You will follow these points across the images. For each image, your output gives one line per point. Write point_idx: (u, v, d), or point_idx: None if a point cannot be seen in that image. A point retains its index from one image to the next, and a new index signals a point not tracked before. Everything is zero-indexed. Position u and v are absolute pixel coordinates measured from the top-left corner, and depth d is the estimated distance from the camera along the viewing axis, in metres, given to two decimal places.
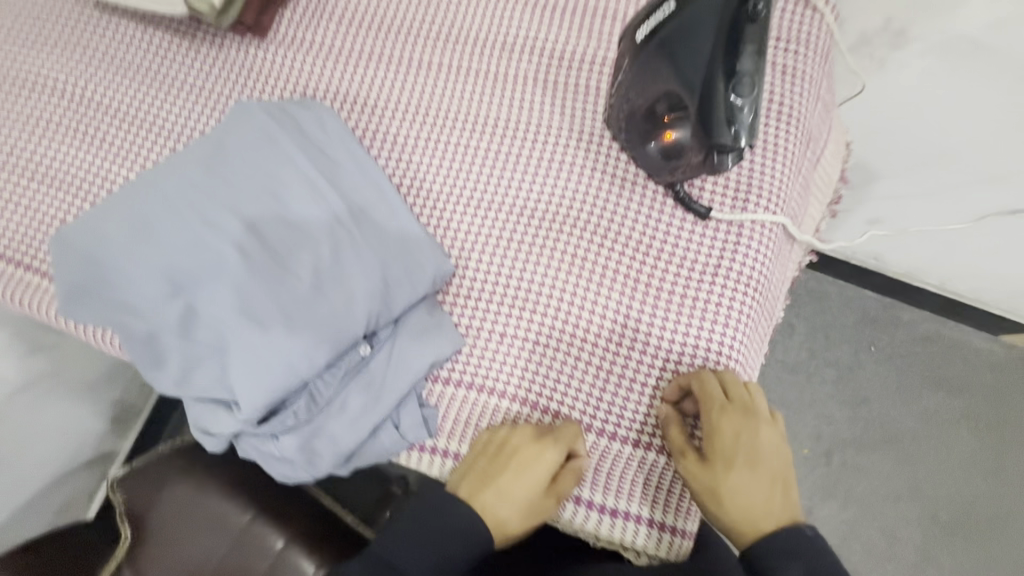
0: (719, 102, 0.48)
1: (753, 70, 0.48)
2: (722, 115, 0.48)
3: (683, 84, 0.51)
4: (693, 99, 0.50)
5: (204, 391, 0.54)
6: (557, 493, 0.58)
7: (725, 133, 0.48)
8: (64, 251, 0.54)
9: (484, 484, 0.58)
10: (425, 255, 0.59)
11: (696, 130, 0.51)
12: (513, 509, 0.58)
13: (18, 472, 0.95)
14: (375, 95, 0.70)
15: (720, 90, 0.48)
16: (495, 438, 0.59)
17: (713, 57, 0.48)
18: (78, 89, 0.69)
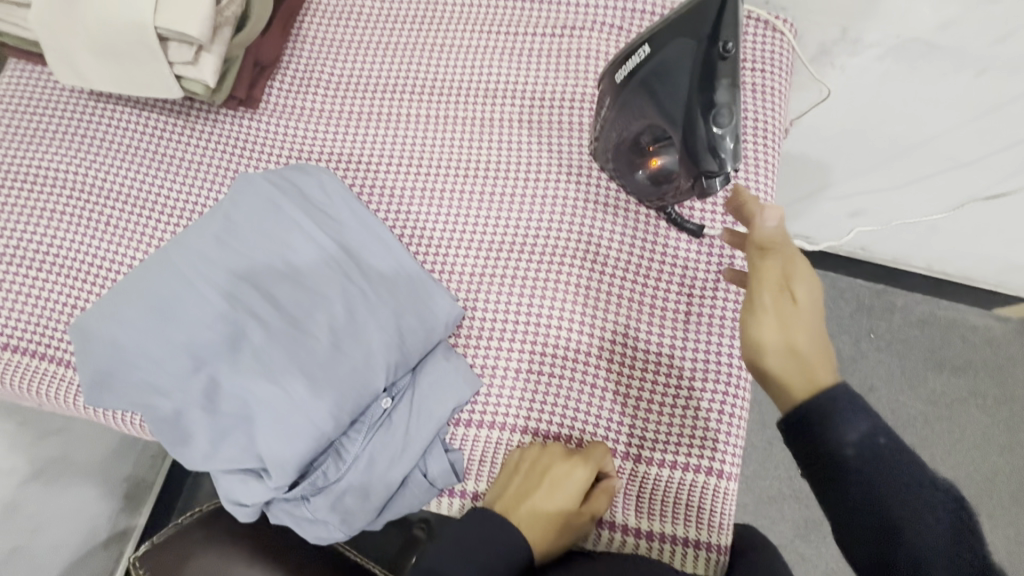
0: (702, 135, 0.51)
1: (730, 101, 0.50)
2: (706, 146, 0.51)
3: (665, 119, 0.54)
4: (677, 132, 0.53)
5: (232, 463, 0.54)
6: (591, 510, 0.58)
7: (710, 162, 0.51)
8: (84, 340, 0.55)
9: (519, 499, 0.57)
10: (436, 302, 0.61)
11: (683, 160, 0.54)
12: (547, 528, 0.57)
13: (31, 561, 0.93)
14: (369, 151, 0.72)
15: (701, 125, 0.51)
16: (526, 456, 0.59)
17: (690, 93, 0.51)
18: (79, 176, 0.71)
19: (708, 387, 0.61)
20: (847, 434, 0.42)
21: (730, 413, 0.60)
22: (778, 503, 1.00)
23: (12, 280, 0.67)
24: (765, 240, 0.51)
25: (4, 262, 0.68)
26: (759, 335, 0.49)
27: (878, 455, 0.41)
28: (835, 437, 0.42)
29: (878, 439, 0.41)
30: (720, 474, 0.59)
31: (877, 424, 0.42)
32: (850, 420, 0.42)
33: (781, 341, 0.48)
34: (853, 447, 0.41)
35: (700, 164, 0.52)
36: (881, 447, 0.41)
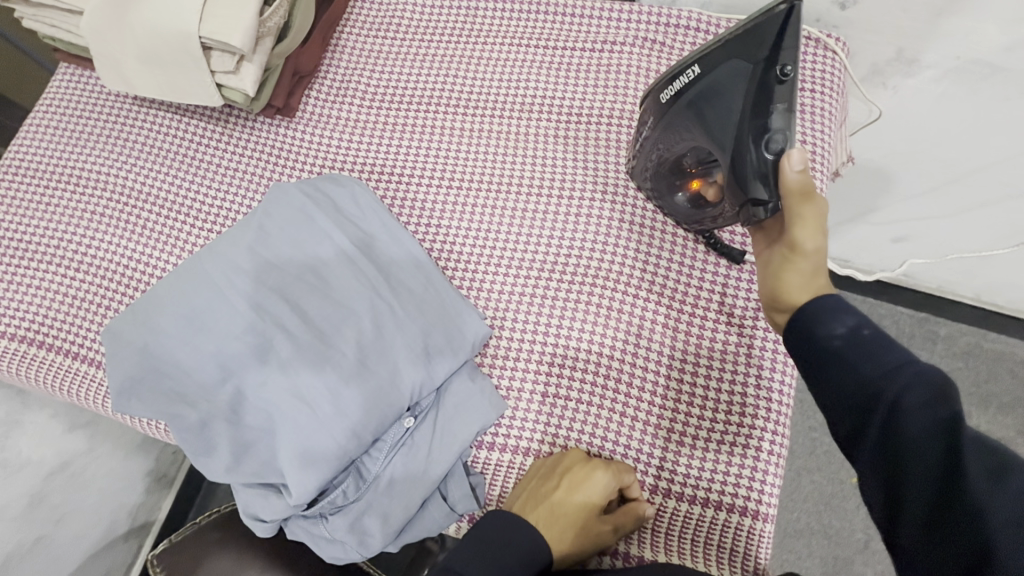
0: (753, 162, 0.48)
1: (785, 127, 0.48)
2: (758, 174, 0.48)
3: (716, 143, 0.51)
4: (727, 158, 0.50)
5: (254, 477, 0.54)
6: (614, 522, 0.55)
7: (761, 190, 0.49)
8: (116, 344, 0.55)
9: (537, 499, 0.55)
10: (465, 321, 0.59)
11: (731, 188, 0.51)
12: (564, 529, 0.54)
13: (53, 551, 0.94)
14: (401, 163, 0.72)
15: (752, 151, 0.48)
16: (548, 460, 0.58)
17: (743, 117, 0.49)
18: (119, 178, 0.73)
19: (745, 423, 0.58)
20: (832, 327, 0.41)
21: (768, 451, 0.57)
22: (807, 538, 0.95)
23: (49, 280, 0.69)
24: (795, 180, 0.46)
25: (44, 261, 0.70)
26: (783, 272, 0.48)
27: (865, 343, 0.40)
28: (821, 332, 0.42)
29: (863, 330, 0.40)
30: (756, 515, 0.56)
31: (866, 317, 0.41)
32: (835, 314, 0.42)
33: (807, 273, 0.47)
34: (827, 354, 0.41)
35: (751, 192, 0.49)
36: (867, 337, 0.40)
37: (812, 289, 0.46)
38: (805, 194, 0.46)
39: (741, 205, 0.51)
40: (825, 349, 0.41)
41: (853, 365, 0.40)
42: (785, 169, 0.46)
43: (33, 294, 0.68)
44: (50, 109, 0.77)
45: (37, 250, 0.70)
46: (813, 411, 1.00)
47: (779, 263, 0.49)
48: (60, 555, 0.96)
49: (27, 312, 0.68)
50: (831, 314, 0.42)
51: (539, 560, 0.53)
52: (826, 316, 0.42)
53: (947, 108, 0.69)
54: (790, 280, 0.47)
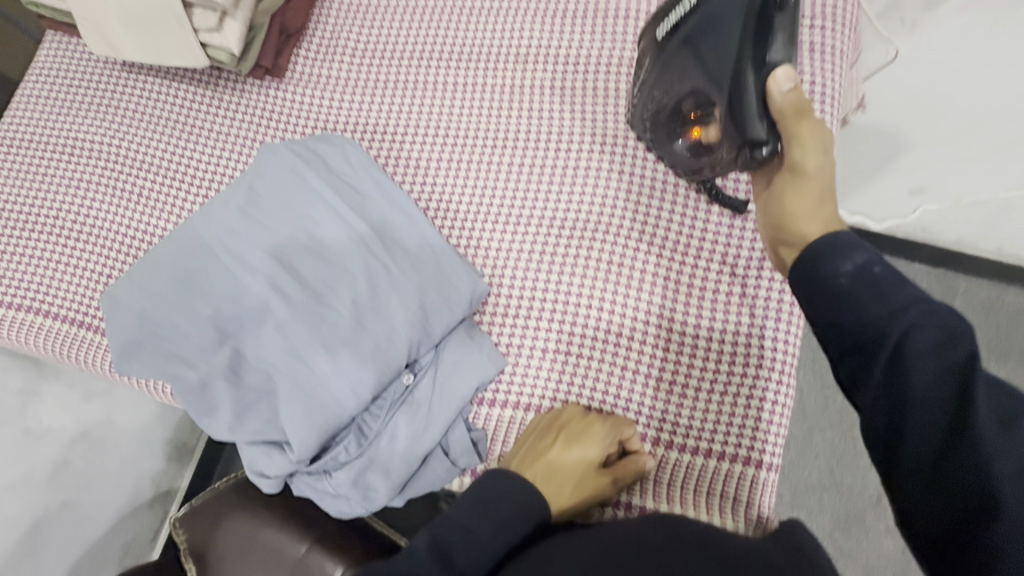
0: (751, 100, 0.48)
1: (782, 60, 0.48)
2: (755, 112, 0.48)
3: (712, 83, 0.50)
4: (723, 96, 0.49)
5: (258, 434, 0.55)
6: (614, 474, 0.56)
7: (759, 127, 0.48)
8: (115, 310, 0.55)
9: (535, 456, 0.55)
10: (462, 279, 0.58)
11: (727, 129, 0.50)
12: (563, 484, 0.55)
13: (82, 513, 0.97)
14: (394, 121, 0.70)
15: (750, 87, 0.48)
16: (544, 419, 0.58)
17: (740, 51, 0.48)
18: (114, 147, 0.72)
19: (748, 373, 0.57)
20: (842, 264, 0.42)
21: (772, 401, 0.56)
22: (818, 494, 0.95)
23: (52, 250, 0.69)
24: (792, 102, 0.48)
25: (46, 232, 0.70)
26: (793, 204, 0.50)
27: (871, 280, 0.41)
28: (828, 269, 0.43)
29: (872, 268, 0.42)
30: (759, 465, 0.56)
31: (874, 256, 0.42)
32: (845, 252, 0.43)
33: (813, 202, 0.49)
34: (847, 276, 0.42)
35: (748, 132, 0.49)
36: (877, 274, 0.41)
37: (817, 216, 0.49)
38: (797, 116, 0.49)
39: (738, 147, 0.50)
40: (834, 287, 0.42)
41: (859, 301, 0.41)
42: (772, 91, 0.48)
43: (37, 265, 0.69)
44: (40, 79, 0.76)
45: (38, 221, 0.71)
46: (823, 368, 0.99)
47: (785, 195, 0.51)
48: (88, 521, 0.99)
49: (32, 282, 0.69)
50: (839, 250, 0.43)
51: (541, 515, 0.52)
52: (835, 255, 0.43)
53: (968, 40, 0.64)
54: (796, 207, 0.50)
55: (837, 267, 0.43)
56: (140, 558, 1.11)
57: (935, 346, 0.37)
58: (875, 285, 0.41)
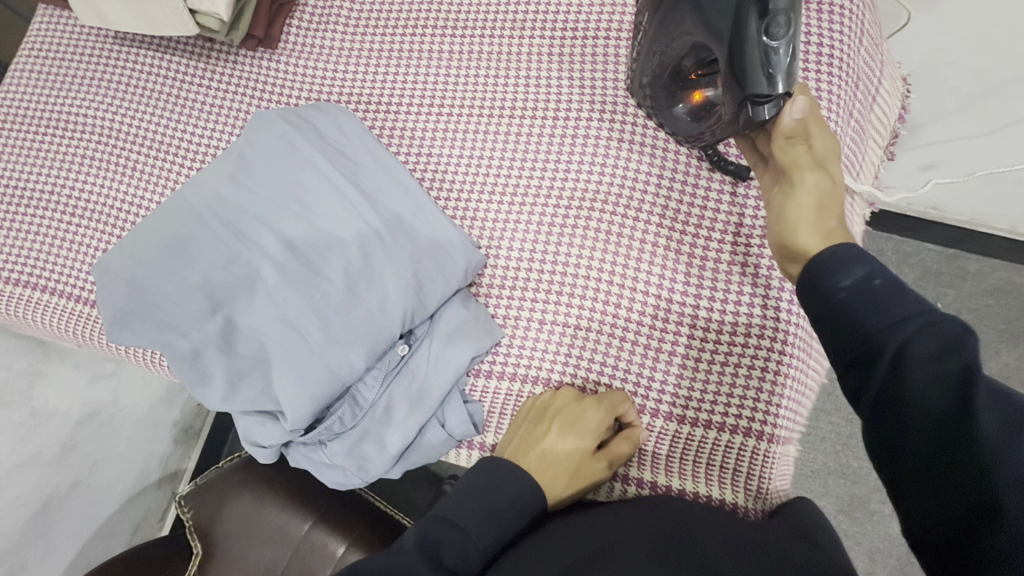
0: (754, 46, 0.44)
1: (788, 5, 0.43)
2: (758, 60, 0.44)
3: (714, 32, 0.47)
4: (725, 45, 0.46)
5: (251, 404, 0.54)
6: (608, 458, 0.55)
7: (760, 81, 0.44)
8: (108, 279, 0.55)
9: (530, 447, 0.55)
10: (456, 248, 0.57)
11: (728, 82, 0.47)
12: (559, 472, 0.54)
13: (89, 494, 0.98)
14: (388, 92, 0.68)
15: (752, 32, 0.44)
16: (538, 404, 0.57)
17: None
18: (106, 121, 0.71)
19: (763, 344, 0.55)
20: (840, 279, 0.39)
21: (787, 373, 0.55)
22: (822, 477, 0.94)
23: (49, 226, 0.69)
24: (795, 123, 0.46)
25: (43, 207, 0.70)
26: (792, 215, 0.47)
27: (872, 296, 0.38)
28: (828, 286, 0.40)
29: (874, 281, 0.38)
30: (760, 436, 0.55)
31: (876, 269, 0.39)
32: (846, 265, 0.40)
33: (811, 211, 0.46)
34: (846, 290, 0.39)
35: (749, 85, 0.45)
36: (876, 287, 0.38)
37: (819, 227, 0.46)
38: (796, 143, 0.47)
39: (738, 104, 0.47)
40: (832, 303, 0.39)
41: (859, 318, 0.38)
42: (784, 112, 0.45)
43: (35, 240, 0.69)
44: (32, 53, 0.76)
45: (35, 197, 0.70)
46: None
47: (782, 206, 0.48)
48: (97, 500, 1.00)
49: (30, 258, 0.69)
50: (839, 265, 0.40)
51: (537, 506, 0.52)
52: (836, 266, 0.40)
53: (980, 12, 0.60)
54: (795, 218, 0.47)
55: (837, 282, 0.40)
56: (149, 537, 1.13)
57: (938, 353, 0.34)
58: (875, 299, 0.37)
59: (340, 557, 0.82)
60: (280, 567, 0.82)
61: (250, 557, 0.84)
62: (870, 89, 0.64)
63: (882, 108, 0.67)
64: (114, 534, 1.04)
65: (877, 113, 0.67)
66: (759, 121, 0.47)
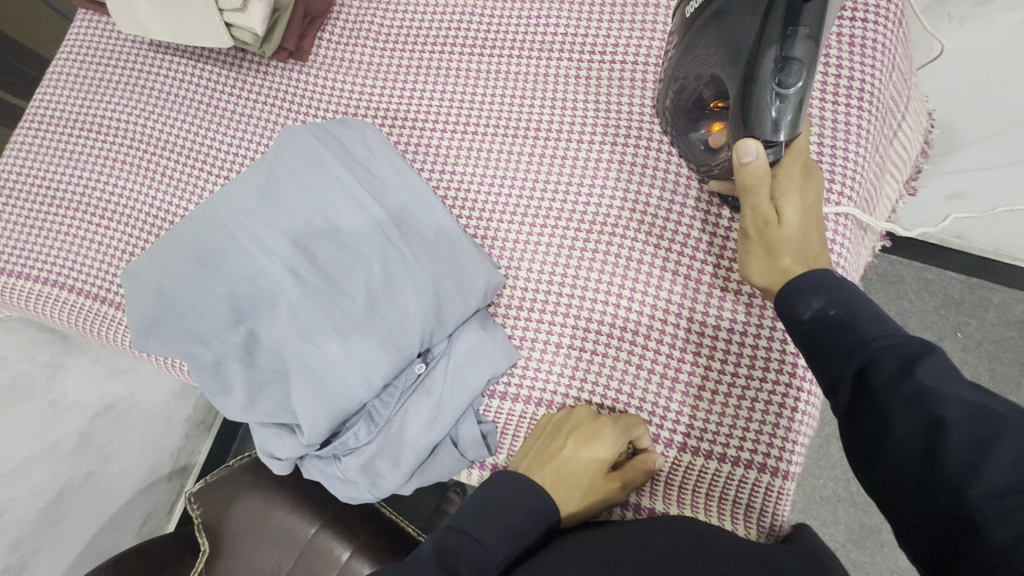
0: (763, 88, 0.44)
1: (804, 57, 0.43)
2: (766, 102, 0.44)
3: (730, 68, 0.47)
4: (737, 80, 0.46)
5: (269, 416, 0.55)
6: (623, 479, 0.55)
7: (765, 128, 0.44)
8: (135, 286, 0.56)
9: (543, 462, 0.55)
10: (477, 269, 0.58)
11: (735, 117, 0.46)
12: (572, 486, 0.54)
13: (102, 486, 1.00)
14: (415, 108, 0.69)
15: (764, 74, 0.44)
16: (554, 419, 0.57)
17: (763, 38, 0.44)
18: (139, 126, 0.73)
19: (781, 380, 0.54)
20: (803, 310, 0.44)
21: (804, 411, 0.54)
22: (832, 505, 0.92)
23: (81, 227, 0.71)
24: (751, 168, 0.44)
25: (74, 209, 0.72)
26: (753, 258, 0.50)
27: (830, 326, 0.42)
28: (793, 318, 0.44)
29: (830, 312, 0.42)
30: (776, 472, 0.54)
31: (834, 299, 0.43)
32: (804, 295, 0.44)
33: (768, 258, 0.48)
34: (808, 322, 0.43)
35: (753, 126, 0.45)
36: (832, 317, 0.42)
37: (775, 269, 0.48)
38: (762, 183, 0.45)
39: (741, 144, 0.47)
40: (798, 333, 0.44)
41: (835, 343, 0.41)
42: (736, 158, 0.44)
43: (65, 240, 0.71)
44: (70, 56, 0.77)
45: (67, 198, 0.72)
46: None
47: (745, 246, 0.50)
48: (108, 492, 1.01)
49: (60, 257, 0.70)
50: (798, 296, 0.44)
51: (548, 520, 0.52)
52: (798, 298, 0.44)
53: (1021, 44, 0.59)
54: (756, 260, 0.49)
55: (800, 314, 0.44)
56: (156, 530, 1.14)
57: (895, 374, 0.37)
58: (836, 329, 0.41)
59: (344, 564, 0.82)
60: (284, 571, 0.83)
61: (254, 559, 0.84)
62: (893, 122, 0.64)
63: (902, 142, 0.67)
64: (123, 527, 1.05)
65: (896, 145, 0.67)
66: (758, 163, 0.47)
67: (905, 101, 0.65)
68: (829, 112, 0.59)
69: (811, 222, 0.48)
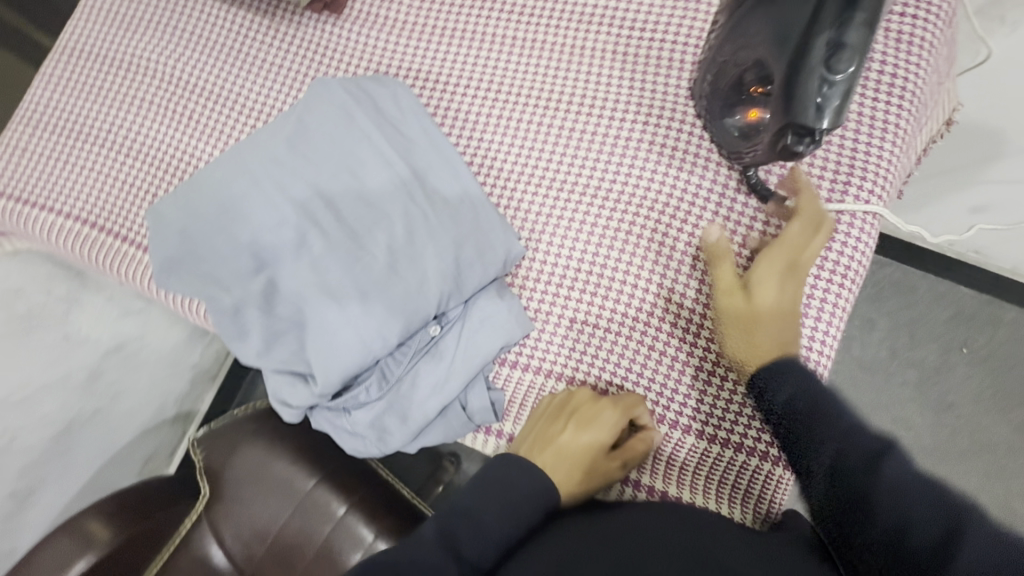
0: (812, 73, 0.43)
1: (858, 44, 0.42)
2: (813, 85, 0.43)
3: (778, 52, 0.46)
4: (783, 63, 0.45)
5: (284, 364, 0.56)
6: (623, 458, 0.56)
7: (807, 114, 0.43)
8: (159, 224, 0.57)
9: (544, 444, 0.55)
10: (499, 237, 0.58)
11: (778, 100, 0.45)
12: (573, 469, 0.55)
13: (109, 422, 1.02)
14: (448, 71, 0.68)
15: (815, 59, 0.43)
16: (555, 402, 0.58)
17: (816, 22, 0.43)
18: (168, 68, 0.72)
19: None
20: None
21: None
22: None
23: (105, 165, 0.71)
24: (714, 245, 0.54)
25: (99, 146, 0.72)
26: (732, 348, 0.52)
27: None
28: None
29: None
30: (776, 461, 0.55)
31: None
32: None
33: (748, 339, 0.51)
34: None
35: (795, 110, 0.44)
36: None
37: (760, 350, 0.50)
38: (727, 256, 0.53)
39: (780, 130, 0.46)
40: None
41: None
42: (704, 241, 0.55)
43: (90, 176, 0.71)
44: None
45: (94, 134, 0.72)
46: None
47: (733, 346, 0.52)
48: (115, 429, 1.04)
49: (84, 193, 0.71)
50: None
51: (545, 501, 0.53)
52: None
53: None
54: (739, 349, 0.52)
55: None
56: (157, 471, 1.17)
57: None
58: None
59: (340, 517, 0.84)
60: (282, 519, 0.85)
61: (253, 505, 0.86)
62: (919, 120, 0.61)
63: (923, 144, 0.65)
64: (124, 465, 1.08)
65: (920, 146, 0.65)
66: (796, 151, 0.46)
67: (934, 104, 0.63)
68: (869, 108, 0.58)
69: (789, 312, 0.51)
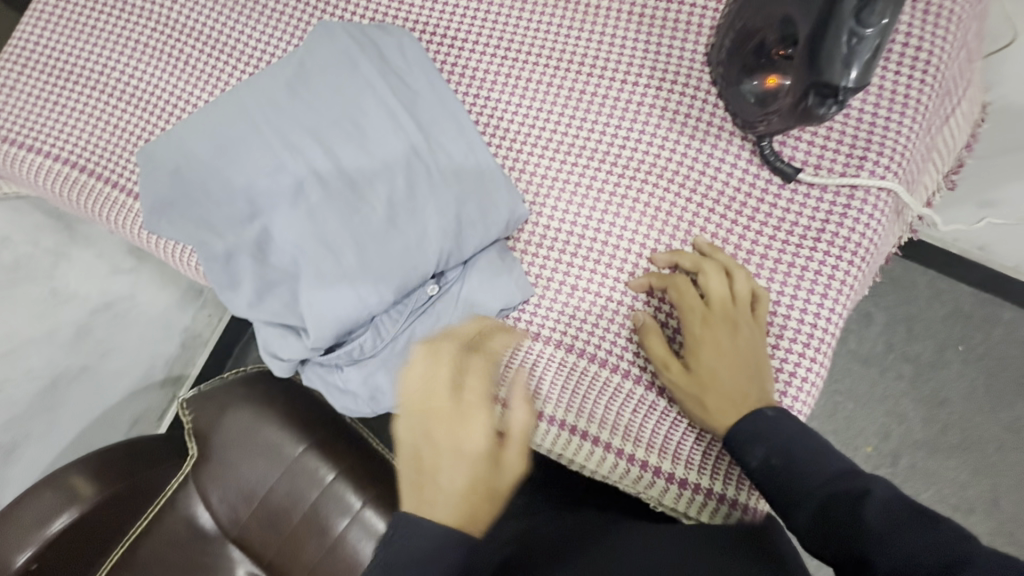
0: (841, 27, 0.42)
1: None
2: (842, 41, 0.42)
3: (805, 8, 0.45)
4: (811, 19, 0.44)
5: (275, 315, 0.54)
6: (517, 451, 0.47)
7: (834, 72, 0.43)
8: (152, 165, 0.55)
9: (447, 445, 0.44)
10: (502, 197, 0.56)
11: (803, 57, 0.44)
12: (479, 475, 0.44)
13: (95, 380, 0.99)
14: (456, 25, 0.65)
15: (846, 11, 0.41)
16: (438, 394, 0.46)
17: None
18: (164, 10, 0.69)
19: (794, 348, 0.55)
20: None
21: (806, 376, 0.55)
22: None
23: (95, 108, 0.68)
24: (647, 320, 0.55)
25: (90, 89, 0.69)
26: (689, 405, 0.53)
27: None
28: None
29: None
30: None
31: None
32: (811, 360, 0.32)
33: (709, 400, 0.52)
34: None
35: (822, 67, 0.43)
36: None
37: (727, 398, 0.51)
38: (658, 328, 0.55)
39: (803, 91, 0.45)
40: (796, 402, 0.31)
41: None
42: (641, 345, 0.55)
43: (79, 119, 0.68)
44: None
45: (85, 76, 0.69)
46: None
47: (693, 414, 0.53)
48: (102, 388, 1.01)
49: (73, 136, 0.68)
50: None
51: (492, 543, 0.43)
52: None
53: None
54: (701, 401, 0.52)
55: None
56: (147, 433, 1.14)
57: None
58: None
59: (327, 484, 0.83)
60: (268, 483, 0.84)
61: (239, 468, 0.85)
62: (949, 103, 0.61)
63: (953, 127, 0.64)
64: (110, 427, 1.04)
65: (948, 131, 0.63)
66: (818, 113, 0.46)
67: (966, 85, 0.62)
68: (890, 81, 0.56)
69: (740, 359, 0.52)
